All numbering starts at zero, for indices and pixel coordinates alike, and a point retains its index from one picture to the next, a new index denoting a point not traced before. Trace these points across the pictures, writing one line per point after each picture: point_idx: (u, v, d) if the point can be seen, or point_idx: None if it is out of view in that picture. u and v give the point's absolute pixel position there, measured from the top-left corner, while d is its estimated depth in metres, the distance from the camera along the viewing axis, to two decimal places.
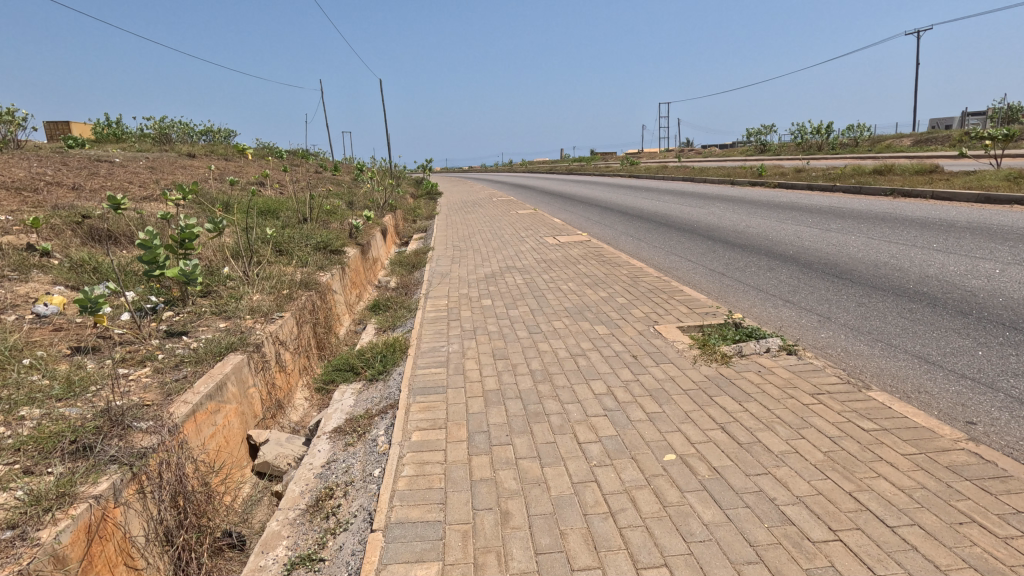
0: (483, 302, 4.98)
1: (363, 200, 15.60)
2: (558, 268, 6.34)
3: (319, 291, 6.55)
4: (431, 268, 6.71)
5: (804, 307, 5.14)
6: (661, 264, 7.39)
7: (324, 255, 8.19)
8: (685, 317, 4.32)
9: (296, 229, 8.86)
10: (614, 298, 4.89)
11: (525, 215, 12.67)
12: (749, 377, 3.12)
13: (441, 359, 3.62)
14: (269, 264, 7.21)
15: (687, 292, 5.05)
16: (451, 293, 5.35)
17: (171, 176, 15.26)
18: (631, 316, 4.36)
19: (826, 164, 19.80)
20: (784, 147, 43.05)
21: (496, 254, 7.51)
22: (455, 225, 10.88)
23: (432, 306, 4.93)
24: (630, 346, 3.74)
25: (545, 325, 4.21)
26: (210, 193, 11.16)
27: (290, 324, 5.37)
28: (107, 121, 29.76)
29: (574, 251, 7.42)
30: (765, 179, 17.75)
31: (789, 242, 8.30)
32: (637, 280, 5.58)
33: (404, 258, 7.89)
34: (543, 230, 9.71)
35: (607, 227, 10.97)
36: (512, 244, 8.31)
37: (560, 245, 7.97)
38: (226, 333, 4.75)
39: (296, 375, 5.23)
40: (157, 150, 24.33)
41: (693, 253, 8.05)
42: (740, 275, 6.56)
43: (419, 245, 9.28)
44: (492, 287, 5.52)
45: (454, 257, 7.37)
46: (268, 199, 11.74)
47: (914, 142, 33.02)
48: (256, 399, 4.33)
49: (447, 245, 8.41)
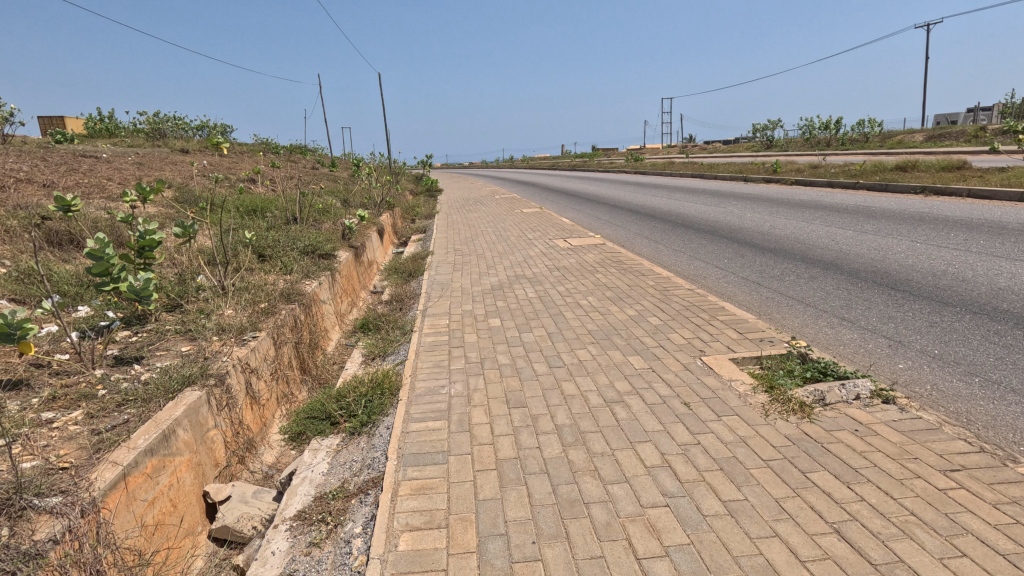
0: (490, 322, 4.23)
1: (359, 198, 14.80)
2: (573, 278, 5.58)
3: (303, 304, 5.80)
4: (430, 277, 5.96)
5: (867, 328, 4.38)
6: (686, 271, 6.64)
7: (312, 260, 7.44)
8: (737, 345, 3.56)
9: (282, 231, 8.10)
10: (645, 319, 4.13)
11: (531, 215, 11.89)
12: (847, 441, 2.37)
13: (441, 405, 2.86)
14: (249, 272, 6.46)
15: (731, 310, 4.28)
16: (453, 310, 4.60)
17: (157, 172, 14.46)
18: (670, 344, 3.61)
19: (842, 160, 19.00)
20: (791, 142, 42.18)
21: (502, 260, 6.75)
22: (457, 226, 10.12)
23: (430, 327, 4.18)
24: (678, 387, 2.98)
25: (567, 355, 3.46)
26: (193, 191, 10.40)
27: (265, 346, 4.60)
28: (99, 117, 29.01)
29: (589, 257, 6.65)
30: (780, 176, 16.91)
31: (825, 246, 7.52)
32: (668, 294, 4.82)
33: (400, 264, 7.14)
34: (551, 232, 8.94)
35: (620, 229, 10.19)
36: (520, 248, 7.56)
37: (572, 250, 7.21)
38: (185, 360, 3.99)
39: (271, 407, 4.48)
40: (148, 145, 23.51)
41: (720, 258, 7.29)
42: (779, 286, 5.81)
43: (417, 249, 8.51)
44: (500, 302, 4.77)
45: (455, 264, 6.61)
46: (255, 198, 10.95)
47: (927, 137, 32.15)
48: (217, 444, 3.57)
49: (447, 249, 7.64)
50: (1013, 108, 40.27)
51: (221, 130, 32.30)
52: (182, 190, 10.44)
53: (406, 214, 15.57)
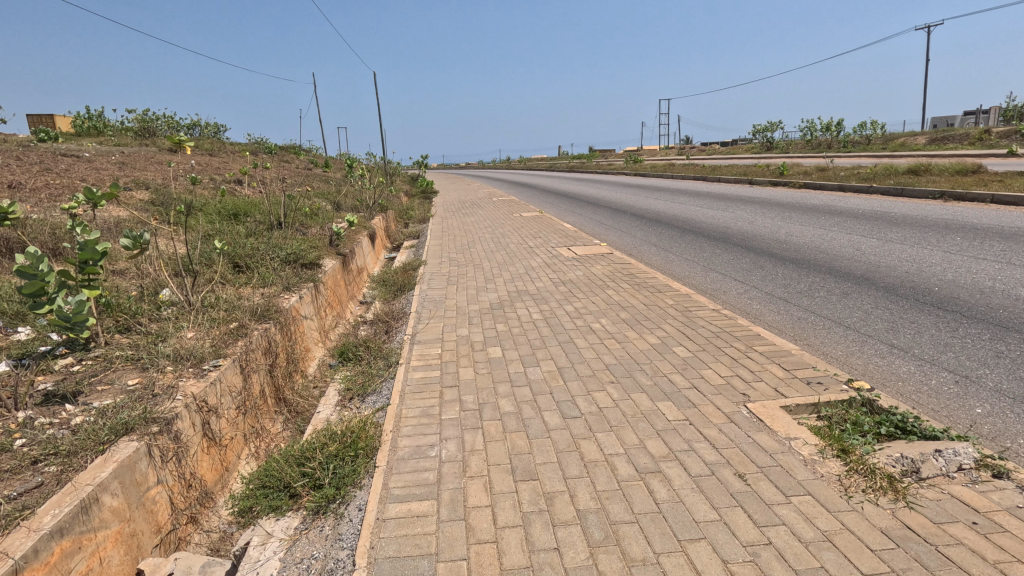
0: (490, 352, 3.63)
1: (351, 200, 14.19)
2: (581, 294, 4.98)
3: (280, 323, 5.19)
4: (421, 291, 5.36)
5: (923, 358, 3.79)
6: (703, 285, 6.07)
7: (294, 270, 6.83)
8: (786, 387, 2.97)
9: (263, 238, 7.47)
10: (671, 350, 3.54)
11: (530, 219, 11.31)
12: (970, 544, 1.76)
13: (430, 475, 2.25)
14: (222, 285, 5.85)
15: (769, 338, 3.69)
16: (446, 334, 4.00)
17: (139, 172, 13.81)
18: (706, 386, 3.01)
19: (849, 163, 18.50)
20: (791, 144, 41.71)
21: (501, 271, 6.16)
22: (452, 231, 9.52)
23: (419, 358, 3.57)
24: (726, 449, 2.39)
25: (583, 400, 2.85)
26: (171, 193, 9.76)
27: (230, 376, 3.98)
28: (86, 115, 28.25)
29: (597, 269, 6.06)
30: (787, 179, 16.37)
31: (850, 257, 6.94)
32: (692, 317, 4.23)
33: (390, 274, 6.53)
34: (553, 239, 8.34)
35: (626, 236, 9.60)
36: (520, 257, 6.97)
37: (577, 261, 6.61)
38: (127, 398, 3.36)
39: (235, 448, 3.86)
40: (135, 144, 22.85)
41: (737, 270, 6.71)
42: (809, 304, 5.23)
43: (409, 257, 7.91)
44: (501, 325, 4.18)
45: (449, 276, 6.01)
46: (239, 200, 10.33)
47: (930, 140, 31.72)
48: (159, 504, 2.95)
49: (441, 259, 7.04)
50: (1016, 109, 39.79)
51: (213, 129, 31.70)
52: (159, 192, 9.79)
53: (400, 217, 14.96)
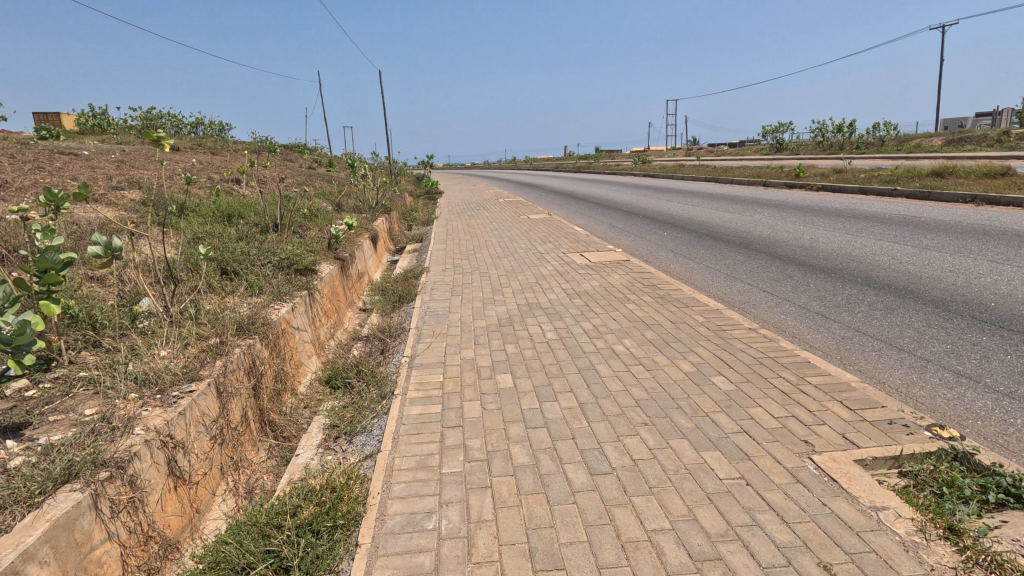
0: (498, 381, 3.14)
1: (353, 201, 13.73)
2: (598, 309, 4.48)
3: (267, 338, 4.73)
4: (422, 304, 4.88)
5: (1000, 390, 3.27)
6: (730, 298, 5.58)
7: (288, 276, 6.39)
8: (855, 432, 2.47)
9: (256, 242, 7.04)
10: (709, 382, 3.05)
11: (539, 222, 10.82)
12: None
13: (426, 559, 1.78)
14: (208, 294, 5.40)
15: (822, 366, 3.20)
16: (449, 357, 3.52)
17: (135, 171, 13.41)
18: (758, 431, 2.52)
19: (868, 165, 17.91)
20: (802, 145, 41.09)
21: (510, 280, 5.69)
22: (457, 235, 9.07)
23: (417, 388, 3.09)
24: (799, 524, 1.90)
25: (612, 449, 2.37)
26: (165, 193, 9.35)
27: (204, 403, 3.52)
28: (90, 113, 28.03)
29: (614, 279, 5.56)
30: (804, 181, 15.80)
31: (887, 267, 6.40)
32: (728, 339, 3.73)
33: (389, 282, 6.06)
34: (564, 244, 7.85)
35: (641, 240, 9.11)
36: (530, 264, 6.50)
37: (591, 269, 6.12)
38: (79, 432, 2.90)
39: (209, 485, 3.40)
40: (137, 142, 22.50)
41: (765, 280, 6.20)
42: (851, 320, 4.72)
43: (411, 262, 7.45)
44: (511, 346, 3.69)
45: (453, 286, 5.53)
46: (234, 201, 9.89)
47: (946, 142, 30.97)
48: (108, 565, 2.48)
49: (445, 265, 6.58)
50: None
51: (218, 129, 31.46)
52: (152, 192, 9.38)
53: (404, 218, 14.49)
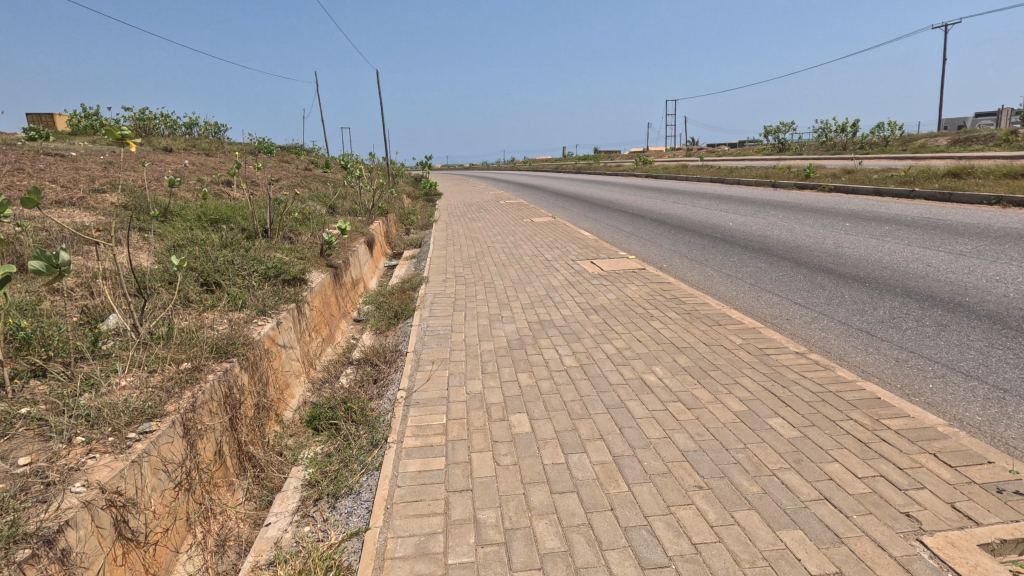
0: (513, 423, 2.63)
1: (348, 204, 13.22)
2: (620, 328, 3.97)
3: (247, 360, 4.21)
4: (421, 320, 4.37)
5: None
6: (759, 312, 5.09)
7: (275, 286, 5.87)
8: (967, 500, 1.96)
9: (241, 249, 6.53)
10: (766, 426, 2.54)
11: (544, 225, 10.30)
12: None
13: None
14: (184, 309, 4.89)
15: (898, 404, 2.69)
16: (452, 391, 3.01)
17: (122, 173, 12.88)
18: (844, 499, 2.01)
19: (879, 166, 17.40)
20: (805, 146, 40.69)
21: (517, 292, 5.19)
22: (458, 240, 8.56)
23: (416, 434, 2.58)
24: None
25: (665, 528, 1.87)
26: (148, 197, 8.83)
27: (166, 445, 3.01)
28: (82, 113, 27.53)
29: (632, 291, 5.05)
30: (815, 182, 15.29)
31: (926, 276, 5.91)
32: (776, 367, 3.22)
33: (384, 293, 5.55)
34: (573, 251, 7.33)
35: (652, 246, 8.63)
36: (538, 273, 5.99)
37: (605, 279, 5.61)
38: (3, 491, 2.38)
39: (172, 542, 2.89)
40: (129, 143, 21.98)
41: (794, 291, 5.72)
42: (901, 338, 4.24)
43: (408, 271, 6.95)
44: (524, 375, 3.18)
45: (454, 299, 5.01)
46: (222, 204, 9.36)
47: (952, 142, 30.62)
48: None
49: (445, 275, 6.07)
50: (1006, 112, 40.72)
51: (214, 129, 30.97)
52: (134, 195, 8.86)
53: (401, 221, 13.98)
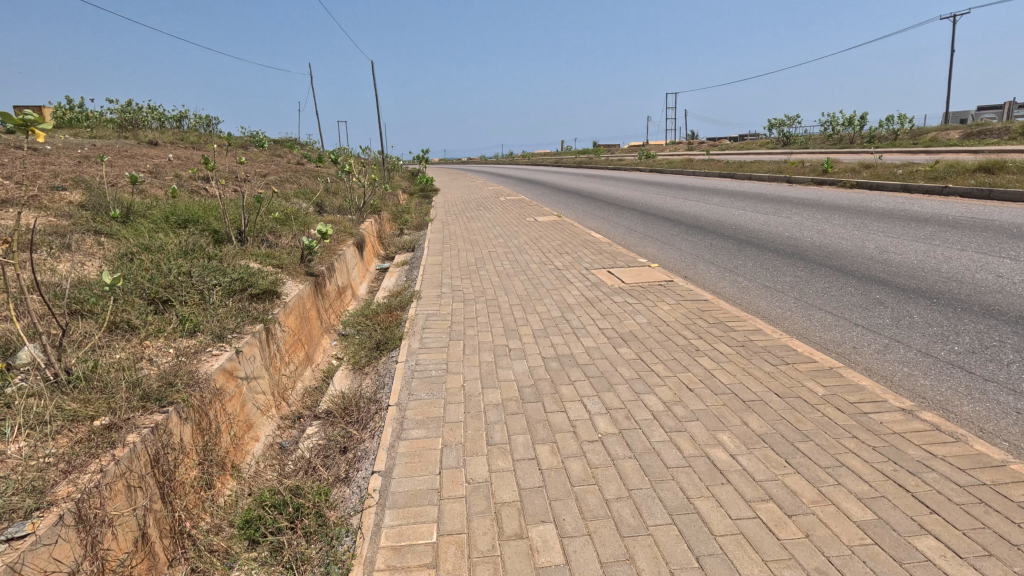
0: (535, 546, 1.78)
1: (338, 201, 12.31)
2: (662, 371, 3.11)
3: (190, 408, 3.35)
4: (409, 355, 3.50)
5: None
6: (818, 337, 4.24)
7: (241, 303, 5.00)
8: None
9: (204, 258, 5.65)
10: (918, 556, 1.69)
11: (550, 226, 9.42)
12: None
13: None
14: (122, 337, 4.02)
15: None
16: (447, 479, 2.16)
17: (95, 168, 11.94)
18: None
19: (899, 160, 16.47)
20: (810, 140, 39.83)
21: (526, 312, 4.33)
22: (456, 243, 7.68)
23: (391, 567, 1.73)
24: None
25: None
26: (110, 195, 7.92)
27: (46, 555, 2.16)
28: (67, 105, 26.53)
29: (665, 313, 4.18)
30: (835, 178, 14.40)
31: (1003, 290, 5.05)
32: (889, 437, 2.36)
33: (366, 312, 4.69)
34: (586, 258, 6.46)
35: (672, 251, 7.77)
36: (549, 286, 5.12)
37: (629, 295, 4.74)
38: None
39: None
40: (111, 135, 20.97)
41: (850, 308, 4.87)
42: (1009, 376, 3.39)
43: (398, 282, 6.08)
44: (546, 451, 2.32)
45: (451, 322, 4.14)
46: (195, 203, 8.46)
47: (964, 136, 29.78)
48: None
49: (440, 288, 5.20)
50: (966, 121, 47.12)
51: (204, 122, 29.93)
52: (94, 193, 7.94)
53: (394, 220, 13.06)
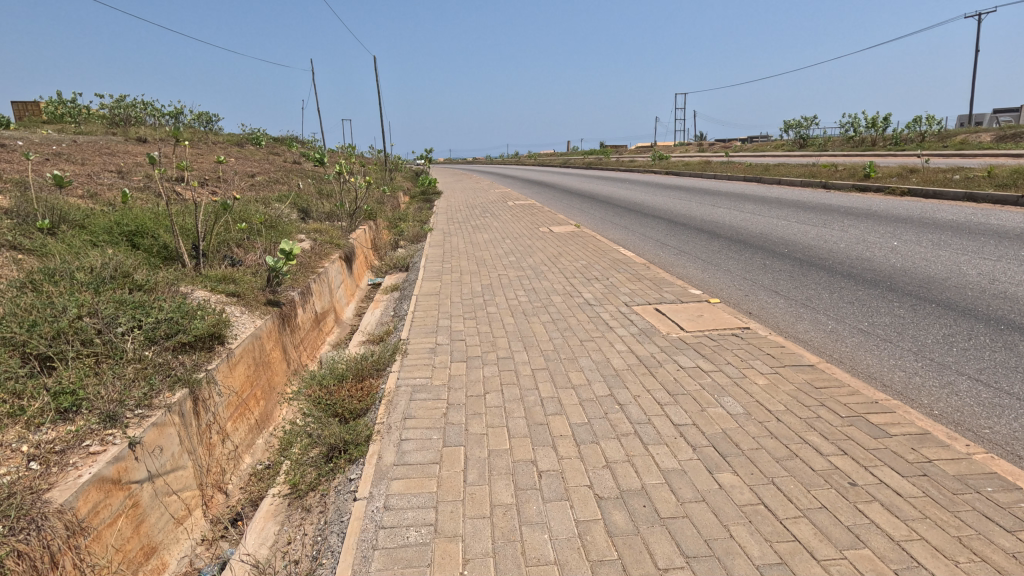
0: None
1: (329, 206, 11.02)
2: (815, 544, 1.76)
3: None
4: (375, 482, 2.15)
5: None
6: (990, 429, 2.85)
7: (165, 356, 3.69)
8: None
9: (126, 288, 4.32)
10: None
11: (568, 238, 8.09)
12: None
13: None
14: None
15: None
16: None
17: (59, 166, 10.68)
18: None
19: (948, 165, 15.03)
20: (829, 142, 38.39)
21: (556, 385, 3.00)
22: (460, 262, 6.38)
23: None
24: None
25: None
26: (48, 200, 6.64)
27: None
28: (59, 99, 25.48)
29: (763, 394, 2.84)
30: (881, 184, 12.97)
31: None
32: None
33: (319, 380, 3.31)
34: (621, 287, 5.13)
35: (720, 275, 6.41)
36: (581, 337, 3.80)
37: (697, 355, 3.41)
38: None
39: None
40: (98, 132, 19.77)
41: (1005, 373, 3.48)
42: None
43: (378, 321, 4.79)
44: None
45: (446, 405, 2.79)
46: (151, 209, 7.16)
47: (998, 138, 28.21)
48: None
49: (436, 335, 3.88)
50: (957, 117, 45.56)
51: (202, 120, 28.78)
52: (29, 196, 6.66)
53: (392, 227, 11.78)
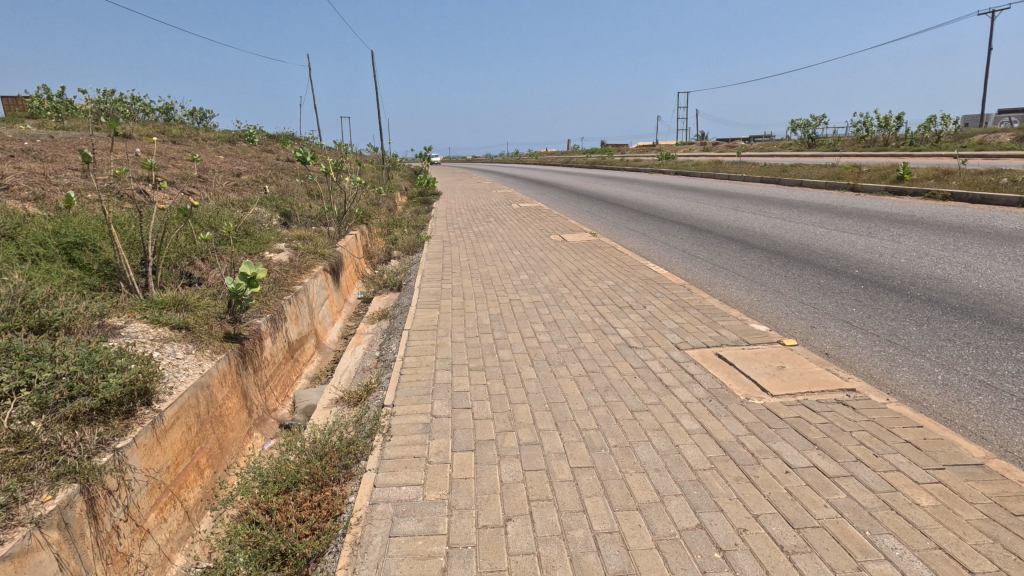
0: None
1: (317, 208, 9.97)
2: None
3: None
4: None
5: None
6: None
7: (55, 430, 2.63)
8: None
9: (24, 327, 3.26)
10: None
11: (586, 250, 7.06)
12: None
13: None
14: None
15: None
16: None
17: (18, 163, 9.63)
18: None
19: (986, 167, 13.97)
20: (840, 141, 37.35)
21: (613, 508, 1.96)
22: (462, 282, 5.35)
23: None
24: None
25: None
26: None
27: None
28: (45, 93, 24.49)
29: (942, 530, 1.82)
30: (919, 187, 11.93)
31: None
32: None
33: (262, 480, 2.29)
34: (664, 320, 4.10)
35: (771, 298, 5.38)
36: (630, 404, 2.77)
37: (804, 442, 2.38)
38: None
39: None
40: (79, 126, 18.62)
41: None
42: None
43: (354, 371, 3.76)
44: None
45: (444, 550, 1.77)
46: (100, 214, 6.12)
47: (1017, 139, 27.17)
48: None
49: (431, 399, 2.85)
50: (963, 115, 44.37)
51: (194, 116, 27.75)
52: None
53: (387, 232, 10.76)
